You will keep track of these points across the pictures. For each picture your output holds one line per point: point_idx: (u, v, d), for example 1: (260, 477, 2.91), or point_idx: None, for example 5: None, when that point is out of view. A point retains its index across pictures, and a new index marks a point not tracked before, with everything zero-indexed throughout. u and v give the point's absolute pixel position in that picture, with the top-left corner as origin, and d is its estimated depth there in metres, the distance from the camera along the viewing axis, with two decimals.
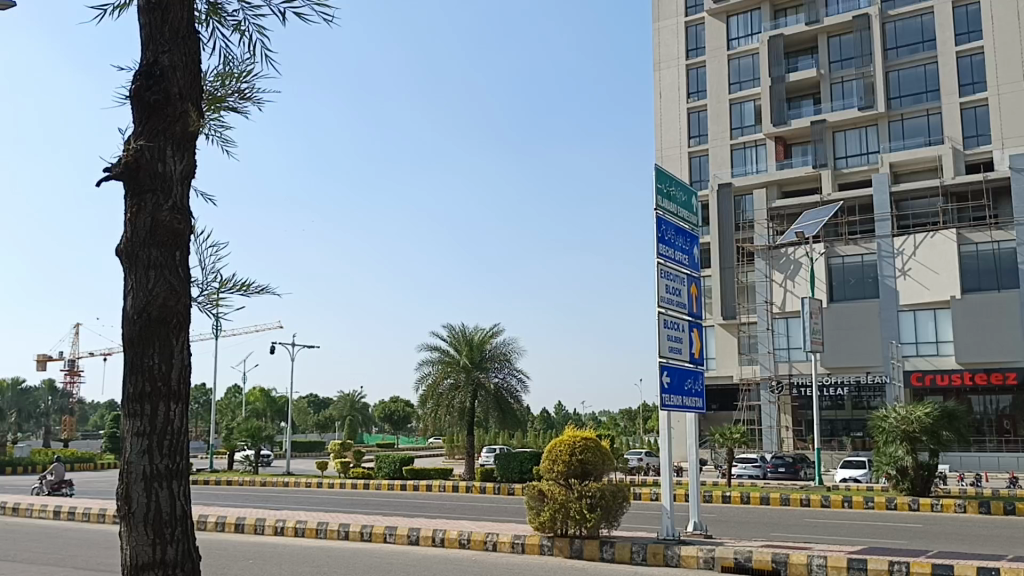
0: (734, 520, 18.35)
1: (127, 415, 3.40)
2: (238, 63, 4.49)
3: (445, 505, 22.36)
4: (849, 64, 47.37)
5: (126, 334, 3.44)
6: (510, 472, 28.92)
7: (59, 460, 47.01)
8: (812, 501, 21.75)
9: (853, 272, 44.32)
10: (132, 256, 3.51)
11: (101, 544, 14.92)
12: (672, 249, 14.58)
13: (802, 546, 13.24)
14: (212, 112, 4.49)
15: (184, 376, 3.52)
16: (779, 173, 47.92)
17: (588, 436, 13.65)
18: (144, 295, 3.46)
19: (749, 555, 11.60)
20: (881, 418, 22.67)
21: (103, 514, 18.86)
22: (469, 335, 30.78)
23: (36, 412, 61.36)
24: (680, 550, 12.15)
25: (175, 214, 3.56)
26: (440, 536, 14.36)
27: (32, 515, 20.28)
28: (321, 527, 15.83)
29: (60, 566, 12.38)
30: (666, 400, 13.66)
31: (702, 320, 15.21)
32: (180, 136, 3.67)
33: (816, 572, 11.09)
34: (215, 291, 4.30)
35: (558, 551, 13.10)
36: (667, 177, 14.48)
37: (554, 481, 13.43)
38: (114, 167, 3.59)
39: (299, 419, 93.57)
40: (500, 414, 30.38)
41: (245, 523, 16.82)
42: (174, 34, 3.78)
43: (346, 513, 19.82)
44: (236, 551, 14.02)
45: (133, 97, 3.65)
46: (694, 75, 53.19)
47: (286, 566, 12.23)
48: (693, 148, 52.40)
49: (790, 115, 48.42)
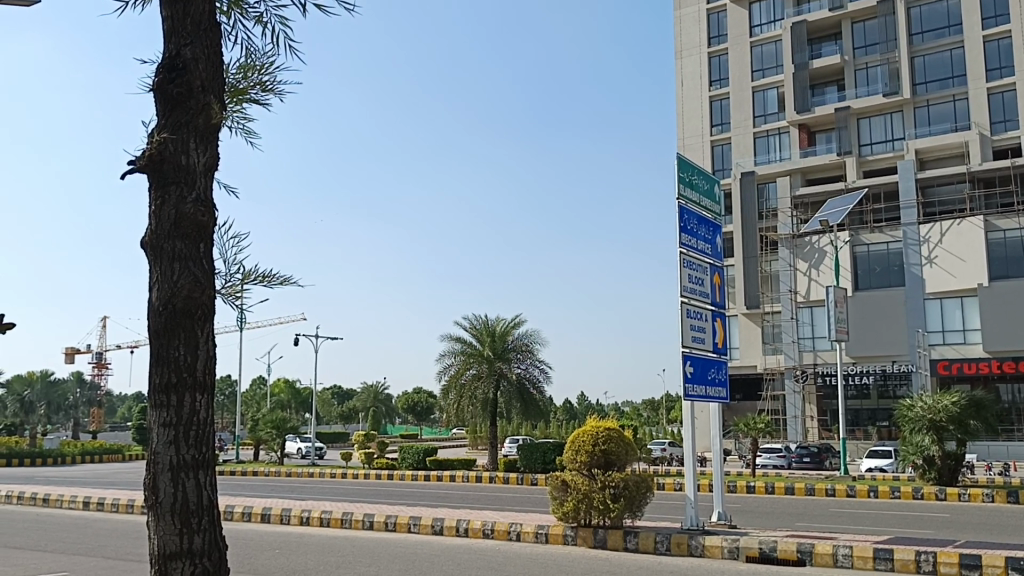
0: (759, 510, 18.25)
1: (153, 406, 3.43)
2: (259, 54, 4.50)
3: (468, 495, 22.43)
4: (873, 50, 46.82)
5: (152, 326, 3.48)
6: (533, 463, 28.95)
7: (88, 451, 47.65)
8: (838, 490, 21.59)
9: (879, 261, 43.93)
10: (156, 248, 3.54)
11: (129, 534, 15.10)
12: (695, 239, 14.51)
13: (828, 536, 13.18)
14: (235, 104, 4.50)
15: (209, 367, 3.54)
16: (803, 161, 47.47)
17: (611, 426, 13.62)
18: (169, 287, 3.49)
19: (773, 545, 11.54)
20: (908, 408, 22.41)
21: (131, 504, 19.10)
22: (492, 326, 30.81)
23: (65, 404, 62.07)
24: (704, 540, 12.13)
25: (200, 206, 3.59)
26: (463, 525, 14.44)
27: (62, 506, 20.57)
28: (346, 518, 15.93)
29: (90, 556, 12.53)
30: (689, 390, 13.62)
31: (725, 310, 15.12)
32: (204, 129, 3.69)
33: (843, 562, 11.06)
34: (238, 283, 4.33)
35: (582, 541, 13.09)
36: (690, 166, 14.40)
37: (578, 471, 13.44)
38: (139, 160, 3.61)
39: (323, 410, 94.09)
40: (523, 404, 30.47)
41: (270, 514, 16.97)
42: (197, 27, 3.80)
43: (371, 503, 19.96)
44: (263, 541, 14.17)
45: (156, 90, 3.69)
46: (716, 62, 52.82)
47: (313, 556, 12.33)
48: (716, 137, 52.05)
49: (813, 102, 47.96)
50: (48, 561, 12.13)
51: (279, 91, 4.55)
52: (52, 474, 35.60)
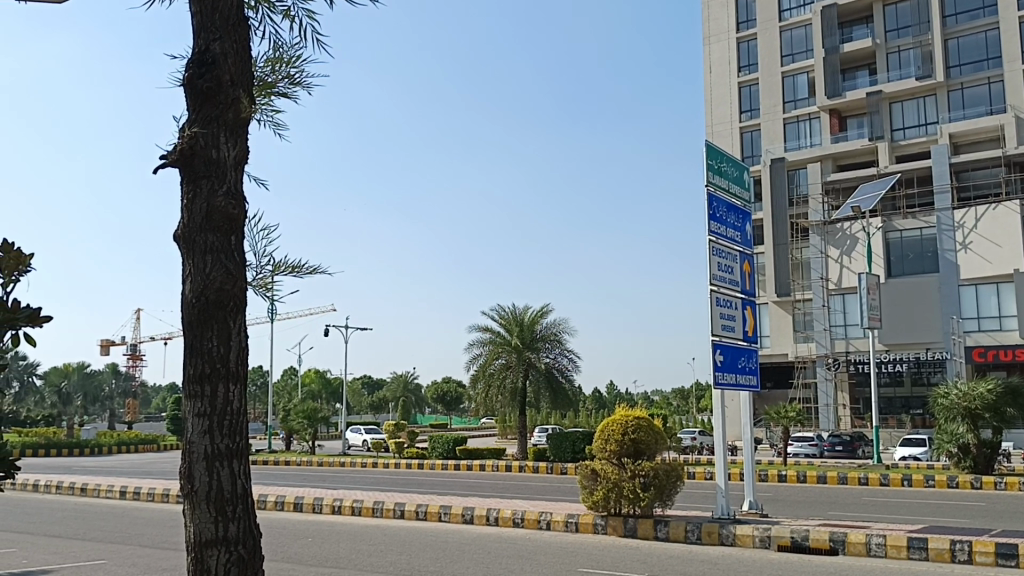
0: (790, 499, 18.15)
1: (188, 397, 3.49)
2: (287, 48, 4.53)
3: (498, 485, 22.55)
4: (906, 33, 46.06)
5: (185, 317, 3.53)
6: (562, 452, 28.97)
7: (124, 441, 48.44)
8: (871, 479, 21.42)
9: (912, 246, 43.38)
10: (189, 242, 3.59)
11: (166, 523, 15.34)
12: (724, 227, 14.40)
13: (861, 525, 13.11)
14: (263, 97, 4.54)
15: (242, 358, 3.59)
16: (833, 146, 46.87)
17: (641, 415, 13.57)
18: (202, 280, 3.54)
19: (806, 534, 11.49)
20: (943, 395, 22.16)
21: (167, 493, 19.42)
22: (520, 316, 30.80)
23: (100, 395, 63.09)
24: (735, 529, 12.08)
25: (230, 199, 3.64)
26: (494, 515, 14.51)
27: (100, 495, 20.97)
28: (377, 506, 16.07)
29: (127, 545, 12.75)
30: (719, 377, 13.53)
31: (755, 297, 15.00)
32: (234, 123, 3.73)
33: (876, 551, 10.98)
34: (268, 275, 4.39)
35: (612, 530, 13.12)
36: (719, 153, 14.28)
37: (608, 460, 13.44)
38: (171, 155, 3.66)
39: (354, 400, 94.71)
40: (552, 394, 30.53)
41: (303, 503, 17.16)
42: (226, 22, 3.83)
43: (402, 492, 20.13)
44: (296, 529, 14.31)
45: (186, 85, 3.73)
46: (745, 48, 52.31)
47: (345, 545, 12.45)
48: (745, 123, 51.57)
49: (844, 87, 47.33)
50: (88, 549, 12.36)
51: (308, 84, 4.58)
52: (89, 463, 36.25)
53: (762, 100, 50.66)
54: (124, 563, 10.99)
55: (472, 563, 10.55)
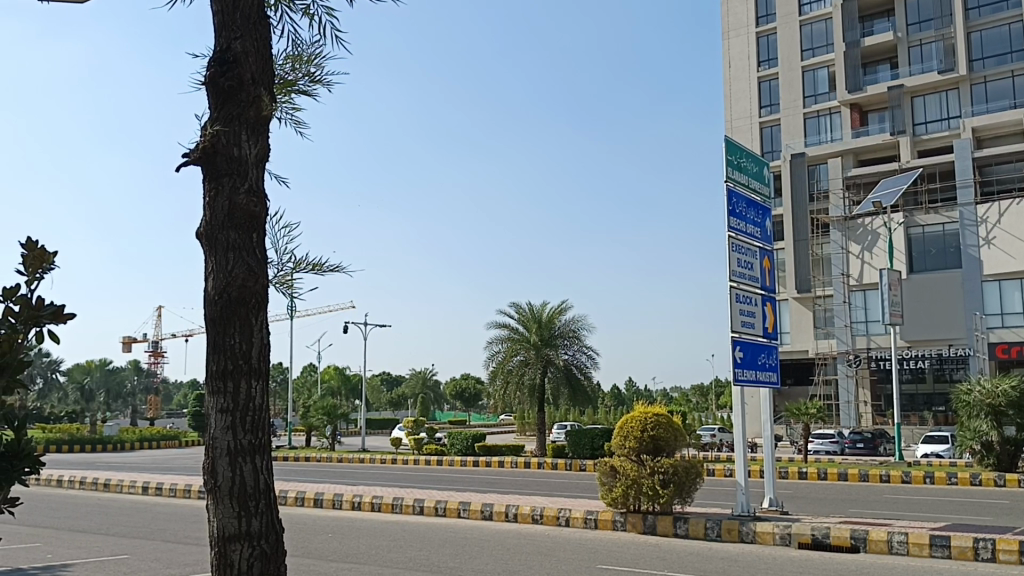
0: (811, 496, 18.07)
1: (211, 392, 3.52)
2: (307, 47, 4.56)
3: (517, 481, 22.63)
4: (928, 26, 45.63)
5: (208, 315, 3.56)
6: (581, 448, 28.97)
7: (146, 437, 48.94)
8: (893, 476, 21.27)
9: (934, 242, 43.00)
10: (211, 239, 3.62)
11: (188, 518, 15.47)
12: (744, 223, 14.33)
13: (883, 523, 13.03)
14: (284, 96, 4.57)
15: (264, 354, 3.61)
16: (854, 141, 46.50)
17: (660, 411, 13.52)
18: (224, 277, 3.57)
19: (826, 532, 11.42)
20: (965, 392, 22.01)
21: (189, 489, 19.59)
22: (538, 313, 30.80)
23: (123, 391, 63.64)
24: (755, 526, 12.05)
25: (252, 196, 3.66)
26: (513, 511, 14.52)
27: (123, 491, 21.18)
28: (397, 502, 16.14)
29: (150, 540, 12.87)
30: (739, 374, 13.48)
31: (775, 294, 14.92)
32: (255, 120, 3.75)
33: (898, 549, 10.90)
34: (289, 272, 4.42)
35: (631, 527, 13.12)
36: (738, 149, 14.21)
37: (627, 457, 13.40)
38: (193, 152, 3.70)
39: (373, 396, 95.16)
40: (571, 391, 30.53)
41: (323, 499, 17.26)
42: (247, 21, 3.86)
43: (421, 488, 20.22)
44: (319, 525, 14.38)
45: (208, 83, 3.76)
46: (765, 42, 51.99)
47: (365, 540, 12.53)
48: (765, 118, 51.24)
49: (865, 81, 46.93)
50: (111, 544, 12.50)
51: (327, 83, 4.61)
52: (112, 459, 36.58)
53: (781, 95, 50.36)
54: (147, 557, 11.11)
55: (491, 559, 10.57)
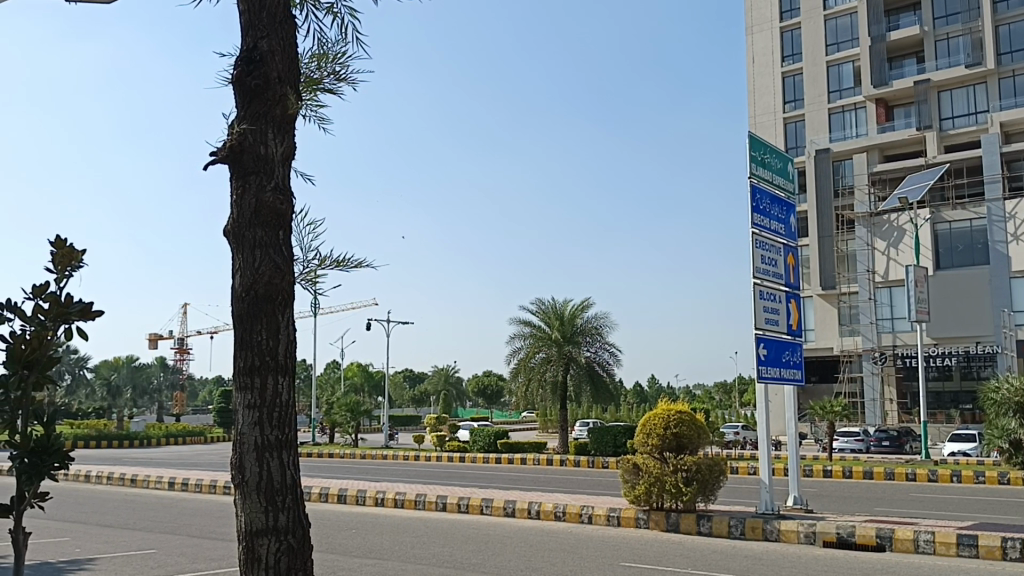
0: (836, 495, 17.95)
1: (239, 388, 3.56)
2: (332, 45, 4.59)
3: (539, 478, 22.68)
4: (955, 20, 45.09)
5: (236, 310, 3.61)
6: (604, 446, 28.94)
7: (172, 433, 49.39)
8: (919, 475, 21.08)
9: (961, 238, 42.51)
10: (239, 237, 3.66)
11: (214, 513, 15.63)
12: (768, 219, 14.25)
13: (909, 522, 12.88)
14: (309, 95, 4.61)
15: (291, 350, 3.64)
16: (880, 137, 46.05)
17: (683, 409, 13.47)
18: (251, 274, 3.61)
19: (851, 530, 11.35)
20: (993, 390, 21.78)
21: (214, 485, 19.80)
22: (561, 309, 30.79)
23: (149, 388, 64.25)
24: (780, 525, 12.01)
25: (278, 195, 3.69)
26: (535, 508, 14.56)
27: (150, 486, 21.42)
28: (420, 499, 16.20)
29: (177, 534, 13.00)
30: (763, 371, 13.41)
31: (799, 291, 14.82)
32: (281, 119, 3.78)
33: (924, 548, 10.79)
34: (314, 268, 4.46)
35: (654, 525, 13.08)
36: (762, 144, 14.13)
37: (649, 455, 13.38)
38: (220, 151, 3.74)
39: (395, 393, 95.54)
40: (594, 388, 30.50)
41: (347, 495, 17.37)
42: (272, 19, 3.89)
43: (445, 485, 20.28)
44: (344, 521, 14.48)
45: (235, 83, 3.80)
46: (789, 37, 51.56)
47: (389, 536, 12.60)
48: (789, 114, 50.81)
49: (891, 76, 46.44)
50: (138, 539, 12.64)
51: (352, 81, 4.64)
52: (139, 455, 36.96)
53: (806, 91, 49.96)
54: (173, 552, 11.23)
55: (514, 556, 10.59)
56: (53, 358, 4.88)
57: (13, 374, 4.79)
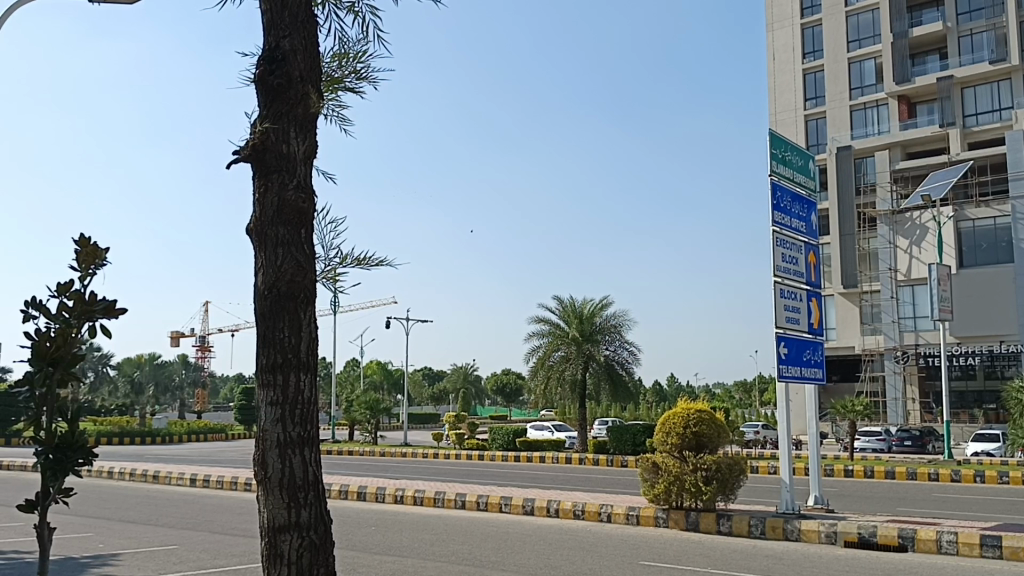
0: (858, 494, 17.83)
1: (261, 385, 3.59)
2: (353, 44, 4.61)
3: (558, 476, 22.71)
4: (979, 15, 44.68)
5: (259, 308, 3.64)
6: (623, 444, 28.88)
7: (194, 430, 49.79)
8: (942, 474, 20.90)
9: (985, 236, 42.03)
10: (262, 235, 3.69)
11: (236, 510, 15.75)
12: (789, 217, 14.18)
13: (933, 522, 12.74)
14: (330, 94, 4.63)
15: (313, 348, 3.67)
16: (903, 133, 45.63)
17: (703, 408, 13.40)
18: (274, 272, 3.64)
19: (873, 530, 11.28)
20: (1018, 390, 21.54)
21: (235, 482, 19.96)
22: (579, 308, 30.73)
23: (171, 385, 64.83)
24: (800, 524, 11.94)
25: (301, 193, 3.72)
26: (554, 506, 14.58)
27: (172, 482, 21.62)
28: (439, 497, 16.24)
29: (199, 531, 13.12)
30: (784, 370, 13.34)
31: (821, 289, 14.72)
32: (303, 118, 3.81)
33: (947, 549, 10.71)
34: (335, 266, 4.49)
35: (674, 524, 13.06)
36: (783, 142, 14.05)
37: (668, 454, 13.34)
38: (243, 151, 3.76)
39: (414, 391, 95.84)
40: (612, 386, 30.47)
41: (367, 493, 17.46)
42: (295, 19, 3.92)
43: (464, 483, 20.32)
44: (365, 518, 14.55)
45: (258, 82, 3.83)
46: (810, 34, 51.20)
47: (408, 533, 12.65)
48: (810, 111, 50.46)
49: (914, 72, 46.03)
50: (161, 535, 12.75)
51: (373, 79, 4.66)
52: (161, 452, 37.28)
53: (827, 87, 49.60)
54: (196, 549, 11.31)
55: (532, 554, 10.60)
56: (77, 355, 4.95)
57: (38, 371, 4.86)
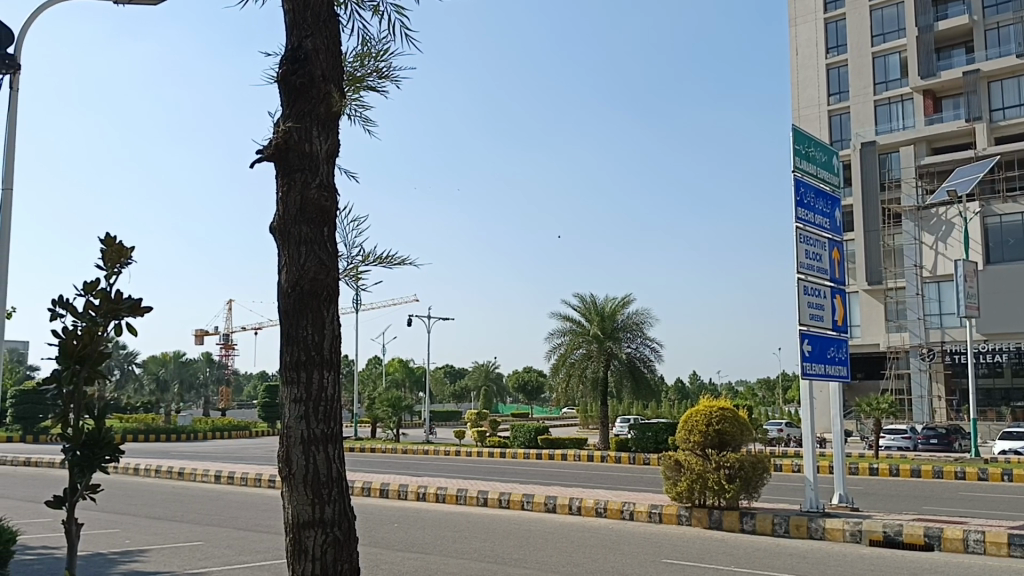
0: (884, 492, 17.68)
1: (285, 382, 3.61)
2: (376, 43, 4.62)
3: (580, 474, 22.70)
4: (1005, 8, 44.17)
5: (282, 306, 3.66)
6: (645, 442, 28.77)
7: (217, 428, 50.16)
8: (969, 473, 20.67)
9: (1012, 232, 41.42)
10: (285, 233, 3.71)
11: (259, 507, 15.85)
12: (812, 213, 14.06)
13: (959, 521, 12.61)
14: (353, 92, 4.65)
15: (336, 345, 3.69)
16: (928, 128, 45.11)
17: (726, 405, 13.35)
18: (297, 269, 3.66)
19: (899, 529, 11.17)
20: None
21: (259, 479, 20.11)
22: (601, 305, 30.67)
23: (195, 382, 65.35)
24: (825, 523, 11.84)
25: (323, 191, 3.74)
26: (576, 504, 14.57)
27: (197, 479, 21.84)
28: (462, 494, 16.29)
29: (223, 527, 13.24)
30: (807, 368, 13.23)
31: (845, 286, 14.59)
32: (325, 117, 3.83)
33: (974, 548, 10.59)
34: (357, 264, 4.51)
35: (696, 522, 12.99)
36: (806, 138, 13.94)
37: (691, 451, 13.30)
38: (267, 149, 3.79)
39: (436, 388, 96.03)
40: (634, 383, 30.39)
41: (389, 490, 17.55)
42: (317, 19, 3.94)
43: (487, 481, 20.33)
44: (388, 515, 14.59)
45: (281, 82, 3.86)
46: (833, 28, 50.76)
47: (431, 531, 12.67)
48: (834, 106, 50.01)
49: (940, 66, 45.52)
50: (187, 531, 12.87)
51: (395, 78, 4.67)
52: (186, 449, 37.64)
53: (851, 82, 49.15)
54: (220, 545, 11.41)
55: (553, 552, 10.60)
56: (104, 353, 5.02)
57: (65, 369, 4.93)
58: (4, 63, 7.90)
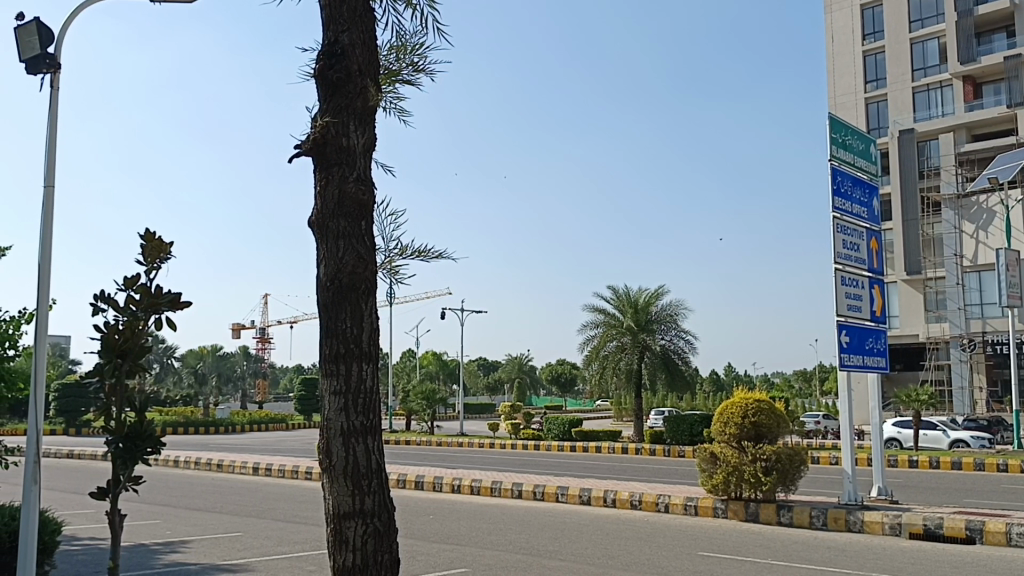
0: (924, 485, 17.45)
1: (325, 374, 3.65)
2: (410, 37, 4.66)
3: (615, 466, 22.69)
4: None
5: (321, 298, 3.71)
6: (680, 434, 28.63)
7: (255, 420, 50.72)
8: (1011, 465, 20.30)
9: None
10: (323, 227, 3.75)
11: (297, 499, 16.00)
12: (850, 202, 13.88)
13: (1002, 513, 12.42)
14: (388, 87, 4.69)
15: (374, 338, 3.72)
16: (968, 114, 44.33)
17: (762, 398, 13.19)
18: (335, 263, 3.70)
19: (939, 522, 11.03)
20: None
21: (296, 470, 20.38)
22: (634, 297, 30.52)
23: (233, 375, 66.20)
24: (864, 516, 11.70)
25: (361, 185, 3.77)
26: (611, 496, 14.52)
27: (234, 471, 22.12)
28: (497, 486, 16.36)
29: (261, 518, 13.40)
30: (845, 359, 13.09)
31: (883, 276, 14.38)
32: (362, 111, 3.86)
33: (1017, 541, 10.40)
34: (395, 257, 4.54)
35: (733, 514, 12.95)
36: (843, 126, 13.76)
37: (727, 444, 13.18)
38: (305, 144, 3.84)
39: (470, 380, 96.37)
40: (668, 375, 30.26)
41: (424, 481, 17.71)
42: (353, 13, 3.96)
43: (523, 473, 20.36)
44: (424, 508, 14.67)
45: (318, 76, 3.90)
46: (870, 15, 49.87)
47: (466, 522, 12.76)
48: (871, 94, 49.22)
49: (980, 51, 44.65)
50: (226, 522, 13.06)
51: (431, 71, 4.70)
52: (225, 441, 38.11)
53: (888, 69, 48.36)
54: (260, 536, 11.56)
55: (588, 544, 10.61)
56: (144, 347, 5.11)
57: (107, 362, 5.02)
58: (46, 62, 8.07)
